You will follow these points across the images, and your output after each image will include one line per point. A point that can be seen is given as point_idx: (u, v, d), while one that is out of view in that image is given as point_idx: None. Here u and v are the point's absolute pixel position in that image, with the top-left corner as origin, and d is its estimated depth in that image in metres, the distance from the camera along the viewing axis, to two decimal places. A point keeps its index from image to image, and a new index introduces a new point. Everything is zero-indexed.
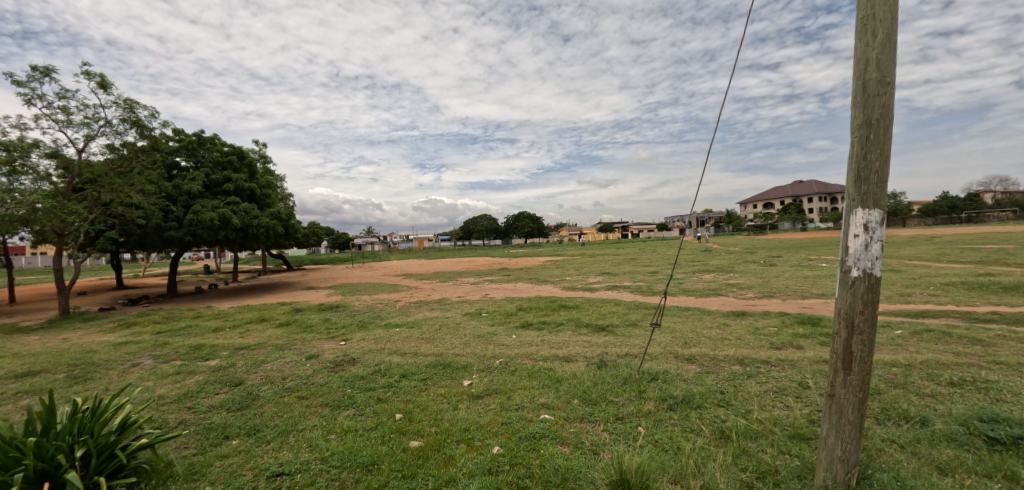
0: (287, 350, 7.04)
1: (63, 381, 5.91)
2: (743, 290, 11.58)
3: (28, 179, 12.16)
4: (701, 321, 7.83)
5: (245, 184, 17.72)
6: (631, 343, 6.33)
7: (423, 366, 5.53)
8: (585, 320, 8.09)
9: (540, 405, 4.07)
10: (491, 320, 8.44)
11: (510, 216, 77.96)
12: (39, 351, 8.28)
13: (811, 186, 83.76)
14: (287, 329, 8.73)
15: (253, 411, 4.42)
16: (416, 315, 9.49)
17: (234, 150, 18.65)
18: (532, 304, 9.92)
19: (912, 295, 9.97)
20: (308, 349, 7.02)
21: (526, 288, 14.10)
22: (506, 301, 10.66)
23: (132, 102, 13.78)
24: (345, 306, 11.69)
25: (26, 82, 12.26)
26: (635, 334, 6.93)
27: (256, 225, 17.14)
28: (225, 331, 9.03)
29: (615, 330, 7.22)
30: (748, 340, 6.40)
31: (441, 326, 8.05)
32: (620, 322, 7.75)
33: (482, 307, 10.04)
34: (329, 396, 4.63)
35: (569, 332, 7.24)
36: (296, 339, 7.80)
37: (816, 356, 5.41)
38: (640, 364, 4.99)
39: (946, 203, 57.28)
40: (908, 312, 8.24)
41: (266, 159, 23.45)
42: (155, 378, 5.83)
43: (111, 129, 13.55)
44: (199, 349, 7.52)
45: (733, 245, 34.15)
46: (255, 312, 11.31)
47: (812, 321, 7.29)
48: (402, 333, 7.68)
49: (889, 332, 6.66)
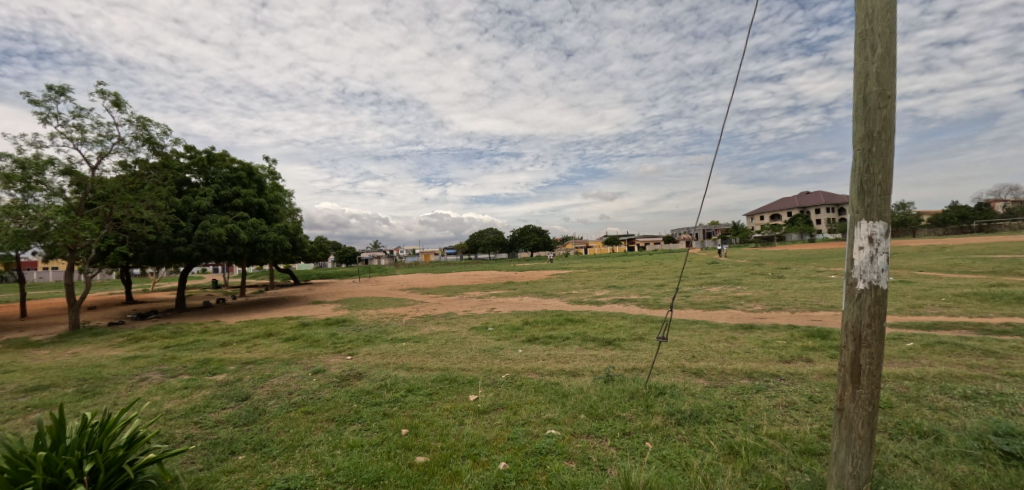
0: (293, 364, 7.05)
1: (73, 395, 5.99)
2: (752, 303, 11.41)
3: (42, 195, 12.58)
4: (709, 334, 7.74)
5: (254, 199, 17.98)
6: (638, 357, 6.28)
7: (429, 380, 5.53)
8: (591, 334, 8.02)
9: (547, 420, 4.04)
10: (497, 335, 8.39)
11: (517, 230, 78.42)
12: (48, 365, 8.36)
13: (817, 197, 83.96)
14: (293, 344, 8.74)
15: (260, 425, 4.44)
16: (422, 329, 9.48)
17: (244, 165, 18.99)
18: (538, 318, 9.90)
19: (924, 306, 9.86)
20: (314, 363, 7.03)
21: (532, 301, 14.08)
22: (512, 315, 10.64)
23: (145, 120, 14.21)
24: (351, 321, 11.75)
25: (43, 101, 12.81)
26: (641, 348, 6.88)
27: (264, 239, 17.17)
28: (231, 346, 9.08)
29: (622, 344, 7.16)
30: (756, 353, 6.33)
31: (447, 341, 8.05)
32: (627, 337, 7.67)
33: (488, 321, 10.04)
34: (335, 411, 4.63)
35: (575, 346, 7.19)
36: (302, 353, 7.80)
37: (827, 369, 5.35)
38: (647, 378, 4.94)
39: (956, 214, 57.44)
40: (920, 324, 8.09)
41: (274, 176, 24.03)
42: (163, 393, 5.91)
43: (123, 146, 13.96)
44: (206, 363, 7.55)
45: (741, 256, 34.12)
46: (262, 326, 11.35)
47: (822, 334, 7.18)
48: (408, 347, 7.67)
49: (901, 344, 6.57)
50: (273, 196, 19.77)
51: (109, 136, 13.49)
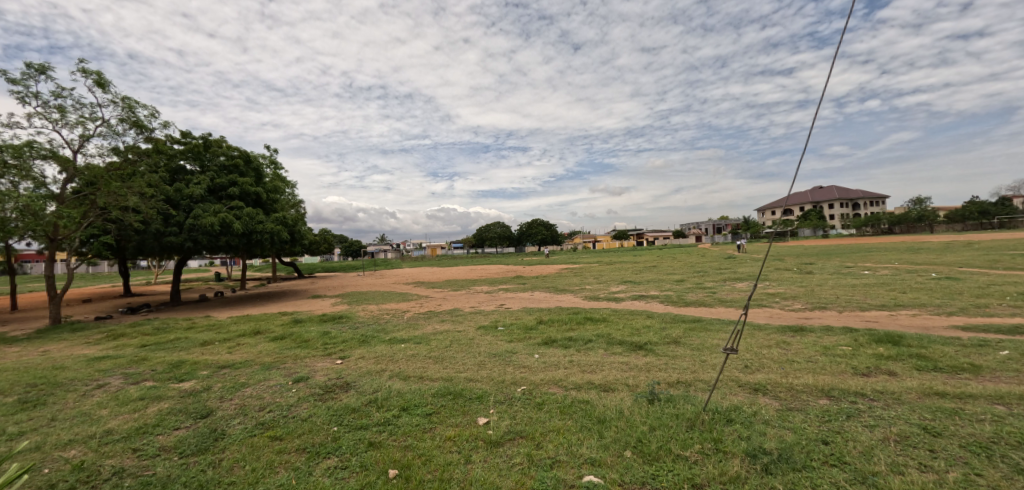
0: (274, 370, 6.08)
1: (9, 407, 5.06)
2: (789, 302, 10.27)
3: (21, 181, 11.77)
4: (755, 338, 6.68)
5: (251, 188, 17.05)
6: (680, 367, 5.25)
7: (430, 395, 4.55)
8: (617, 336, 6.98)
9: (583, 460, 3.04)
10: (509, 336, 7.39)
11: (524, 224, 77.32)
12: (6, 366, 7.48)
13: (831, 192, 82.04)
14: (280, 344, 7.78)
15: (210, 457, 3.48)
16: (425, 328, 8.50)
17: (241, 153, 18.11)
18: (554, 316, 8.88)
19: (990, 306, 8.74)
20: (298, 369, 6.06)
21: (544, 297, 13.04)
22: (524, 312, 9.64)
23: (131, 102, 13.31)
24: (348, 317, 10.80)
25: (22, 80, 11.96)
26: (680, 355, 5.83)
27: (261, 230, 16.23)
28: (212, 345, 8.14)
29: (655, 350, 6.12)
30: (821, 363, 5.29)
31: (452, 342, 7.06)
32: (659, 340, 6.62)
33: (497, 319, 9.04)
34: (309, 438, 3.66)
35: (600, 351, 6.17)
36: (286, 356, 6.85)
37: (925, 388, 4.31)
38: (704, 399, 3.91)
39: (977, 209, 55.73)
40: (1000, 327, 6.99)
41: (274, 165, 23.23)
42: (113, 406, 4.97)
43: (108, 129, 13.10)
44: (177, 367, 6.60)
45: (757, 251, 32.86)
46: (252, 323, 10.43)
47: (892, 340, 6.11)
48: (408, 350, 6.68)
49: (994, 353, 5.50)
50: (271, 186, 18.84)
51: (93, 118, 12.63)
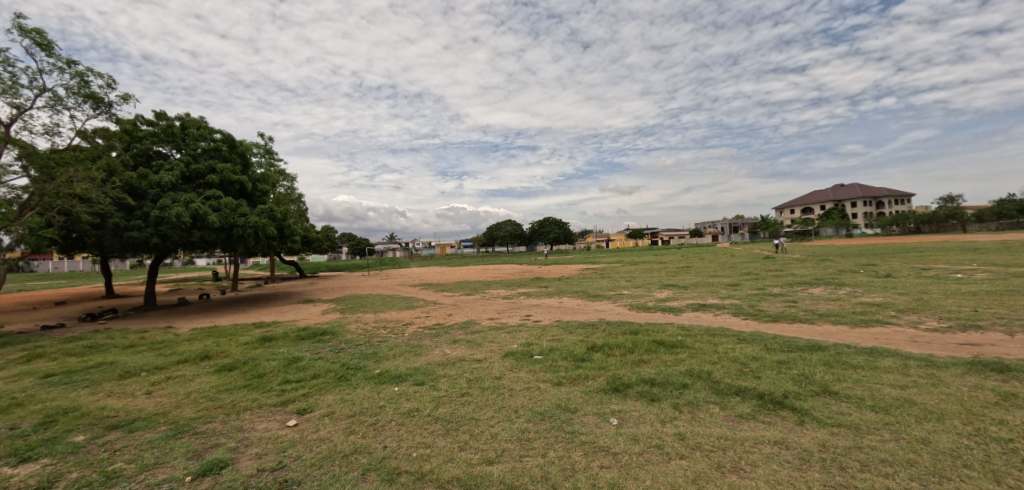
0: (183, 440, 3.72)
1: None
2: (914, 317, 7.70)
3: None
4: (956, 387, 4.19)
5: (234, 176, 14.81)
6: (898, 465, 2.82)
7: None
8: (724, 378, 4.52)
9: None
10: (555, 373, 4.98)
11: (535, 222, 74.94)
12: None
13: (855, 189, 78.65)
14: (223, 380, 5.40)
15: None
16: (430, 355, 6.10)
17: (225, 137, 15.90)
18: (608, 338, 6.44)
19: None
20: (223, 439, 3.71)
21: (578, 306, 10.58)
22: (563, 330, 7.21)
23: (83, 70, 11.13)
24: (334, 332, 8.43)
25: None
26: (867, 426, 3.38)
27: (243, 224, 13.96)
28: (132, 379, 5.77)
29: (811, 410, 3.68)
30: None
31: (472, 384, 4.67)
32: (799, 388, 4.18)
33: (530, 340, 6.63)
34: None
35: (716, 411, 3.75)
36: (220, 406, 4.50)
37: None
38: None
39: (1016, 206, 52.56)
40: None
41: (266, 154, 21.04)
42: None
43: (55, 102, 10.94)
44: (41, 426, 4.23)
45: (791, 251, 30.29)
46: (211, 340, 8.11)
47: None
48: (404, 399, 4.31)
49: None
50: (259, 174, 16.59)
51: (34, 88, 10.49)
